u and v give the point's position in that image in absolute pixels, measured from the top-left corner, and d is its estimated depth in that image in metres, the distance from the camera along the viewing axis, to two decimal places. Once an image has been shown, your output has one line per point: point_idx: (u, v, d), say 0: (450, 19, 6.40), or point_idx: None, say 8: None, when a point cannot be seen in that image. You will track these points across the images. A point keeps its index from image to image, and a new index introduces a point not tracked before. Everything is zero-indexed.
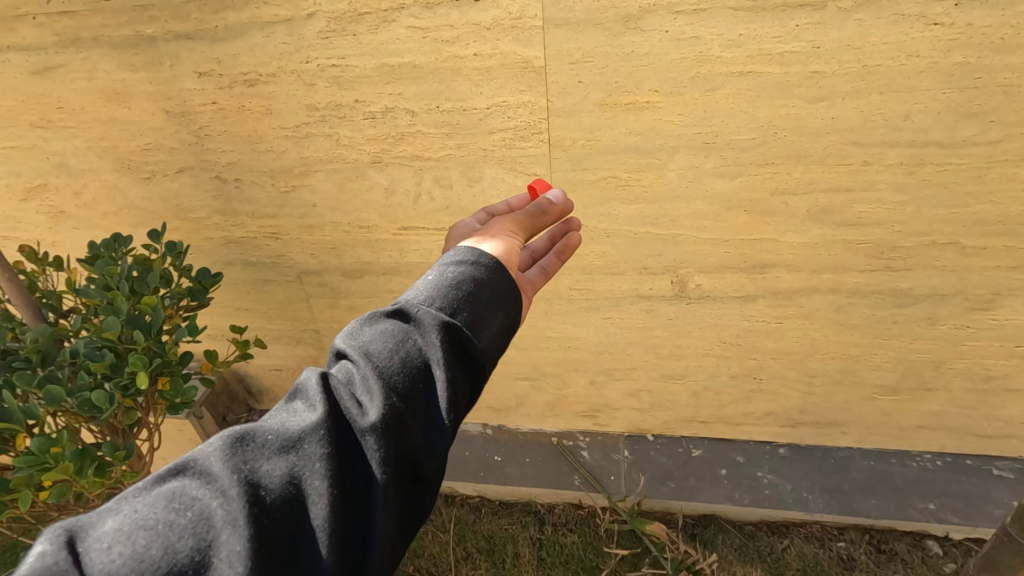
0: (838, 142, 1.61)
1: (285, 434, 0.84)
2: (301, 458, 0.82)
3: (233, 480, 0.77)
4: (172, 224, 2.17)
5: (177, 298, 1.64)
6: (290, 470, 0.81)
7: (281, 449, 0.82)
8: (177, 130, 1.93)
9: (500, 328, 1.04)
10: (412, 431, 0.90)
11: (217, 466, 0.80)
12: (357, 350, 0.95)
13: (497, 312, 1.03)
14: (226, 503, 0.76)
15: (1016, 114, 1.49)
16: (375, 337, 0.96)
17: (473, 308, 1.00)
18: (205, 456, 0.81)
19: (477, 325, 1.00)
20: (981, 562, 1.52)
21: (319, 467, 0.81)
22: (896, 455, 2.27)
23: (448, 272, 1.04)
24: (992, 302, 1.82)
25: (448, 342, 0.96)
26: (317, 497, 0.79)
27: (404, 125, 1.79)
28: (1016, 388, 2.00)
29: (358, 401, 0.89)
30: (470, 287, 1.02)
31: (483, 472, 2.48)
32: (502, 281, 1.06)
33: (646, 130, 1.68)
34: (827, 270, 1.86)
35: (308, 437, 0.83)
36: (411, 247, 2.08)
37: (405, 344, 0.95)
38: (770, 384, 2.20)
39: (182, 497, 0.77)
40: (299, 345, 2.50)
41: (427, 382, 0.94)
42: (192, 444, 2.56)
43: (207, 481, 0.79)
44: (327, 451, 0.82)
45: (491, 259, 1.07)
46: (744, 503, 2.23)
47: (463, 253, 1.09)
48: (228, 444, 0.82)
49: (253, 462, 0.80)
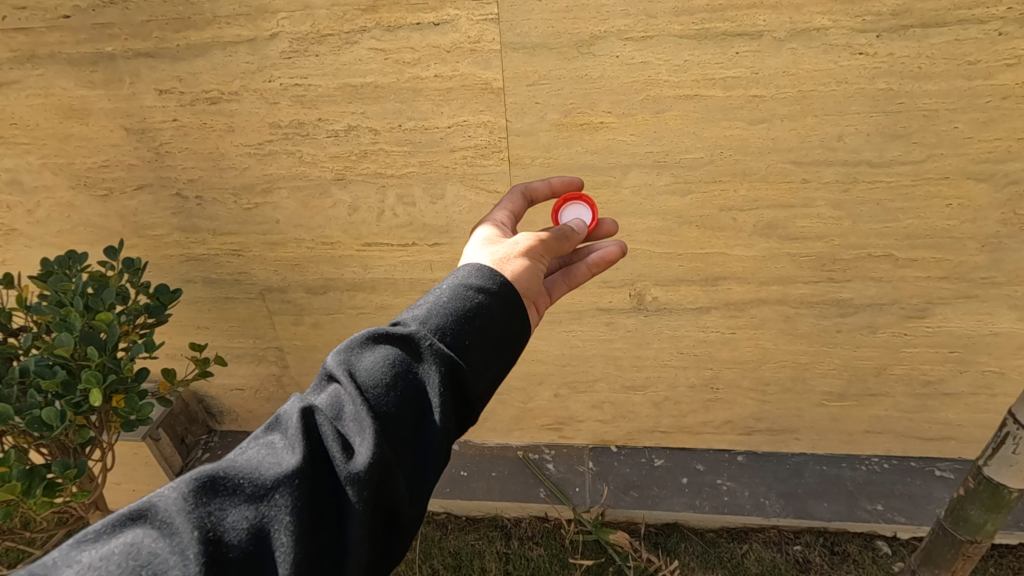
0: (779, 160, 1.71)
1: (259, 481, 0.80)
2: (268, 510, 0.78)
3: (194, 537, 0.73)
4: (130, 241, 2.14)
5: (134, 314, 1.62)
6: (256, 523, 0.77)
7: (248, 498, 0.79)
8: (137, 147, 1.92)
9: (501, 371, 1.03)
10: (397, 479, 0.86)
11: (179, 518, 0.76)
12: (353, 379, 0.92)
13: (499, 347, 1.02)
14: (183, 561, 0.72)
15: (936, 137, 1.62)
16: (373, 365, 0.93)
17: (476, 346, 0.99)
18: (168, 503, 0.78)
19: (478, 365, 0.98)
20: (920, 557, 1.57)
21: (291, 522, 0.78)
22: (846, 459, 2.37)
23: (457, 299, 1.02)
24: (926, 310, 1.95)
25: (448, 381, 0.95)
26: (284, 553, 0.76)
27: (367, 143, 1.83)
28: (952, 392, 2.14)
29: (342, 444, 0.86)
30: (481, 323, 1.00)
31: (449, 487, 2.47)
32: (512, 318, 1.04)
33: (601, 149, 1.76)
34: (775, 282, 1.96)
35: (283, 485, 0.80)
36: (375, 264, 2.10)
37: (400, 380, 0.92)
38: (726, 393, 2.28)
39: (139, 553, 0.73)
40: (261, 363, 2.47)
41: (422, 420, 0.92)
42: (148, 468, 2.47)
43: (166, 533, 0.75)
44: (299, 504, 0.79)
45: (504, 291, 1.05)
46: (704, 510, 2.29)
47: (476, 275, 1.07)
48: (194, 491, 0.78)
49: (219, 514, 0.77)
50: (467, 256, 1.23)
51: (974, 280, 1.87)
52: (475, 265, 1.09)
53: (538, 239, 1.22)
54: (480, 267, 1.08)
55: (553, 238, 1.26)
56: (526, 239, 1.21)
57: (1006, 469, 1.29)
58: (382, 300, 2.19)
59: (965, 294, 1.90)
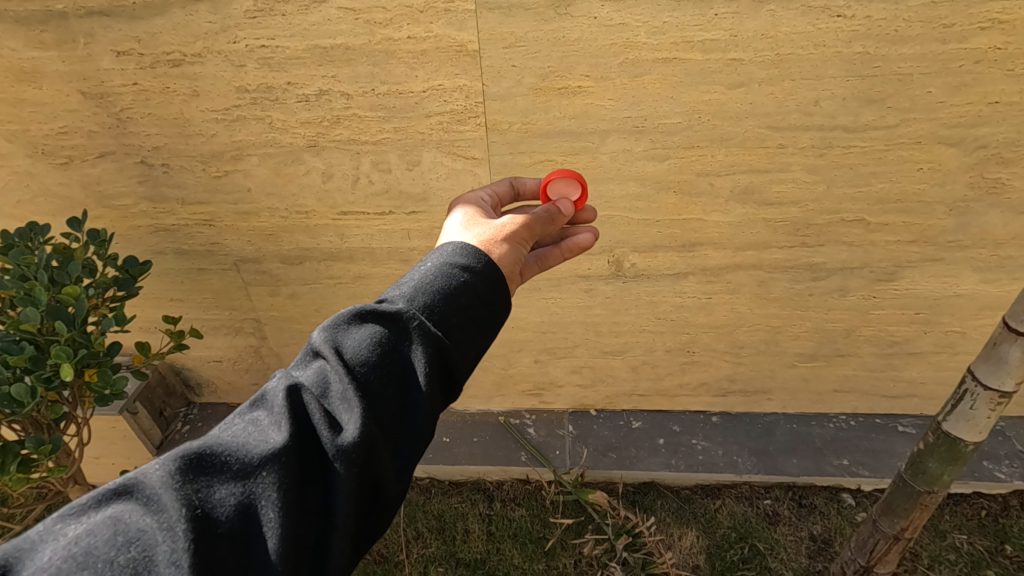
0: (756, 126, 1.72)
1: (245, 458, 0.80)
2: (256, 487, 0.78)
3: (180, 513, 0.73)
4: (95, 211, 2.07)
5: (103, 288, 1.57)
6: (243, 499, 0.77)
7: (235, 475, 0.79)
8: (96, 112, 1.84)
9: (484, 350, 1.04)
10: (382, 456, 0.87)
11: (166, 494, 0.75)
12: (340, 357, 0.91)
13: (482, 326, 1.02)
14: (171, 536, 0.72)
15: (910, 101, 1.63)
16: (361, 343, 0.93)
17: (460, 324, 0.99)
18: (154, 479, 0.77)
19: (461, 344, 0.99)
20: (881, 507, 1.65)
21: (278, 497, 0.78)
22: (815, 417, 2.46)
23: (444, 276, 1.02)
24: (894, 273, 2.01)
25: (434, 359, 0.95)
26: (271, 529, 0.76)
27: (339, 108, 1.78)
28: (916, 352, 2.22)
29: (328, 421, 0.86)
30: (466, 303, 1.00)
31: (431, 453, 2.49)
32: (497, 297, 1.05)
33: (579, 114, 1.73)
34: (750, 247, 1.99)
35: (270, 462, 0.80)
36: (351, 233, 2.07)
37: (386, 358, 0.92)
38: (702, 357, 2.33)
39: (126, 530, 0.73)
40: (239, 335, 2.44)
41: (408, 397, 0.93)
42: (126, 442, 2.44)
43: (153, 509, 0.75)
44: (287, 480, 0.79)
45: (489, 269, 1.06)
46: (680, 468, 2.34)
47: (461, 253, 1.07)
48: (180, 468, 0.78)
49: (207, 490, 0.77)
50: (446, 235, 1.21)
51: (941, 243, 1.92)
52: (461, 245, 1.09)
53: (523, 222, 1.21)
54: (466, 247, 1.09)
55: (537, 221, 1.25)
56: (511, 221, 1.20)
57: (963, 424, 1.36)
58: (360, 269, 2.17)
59: (931, 257, 1.96)
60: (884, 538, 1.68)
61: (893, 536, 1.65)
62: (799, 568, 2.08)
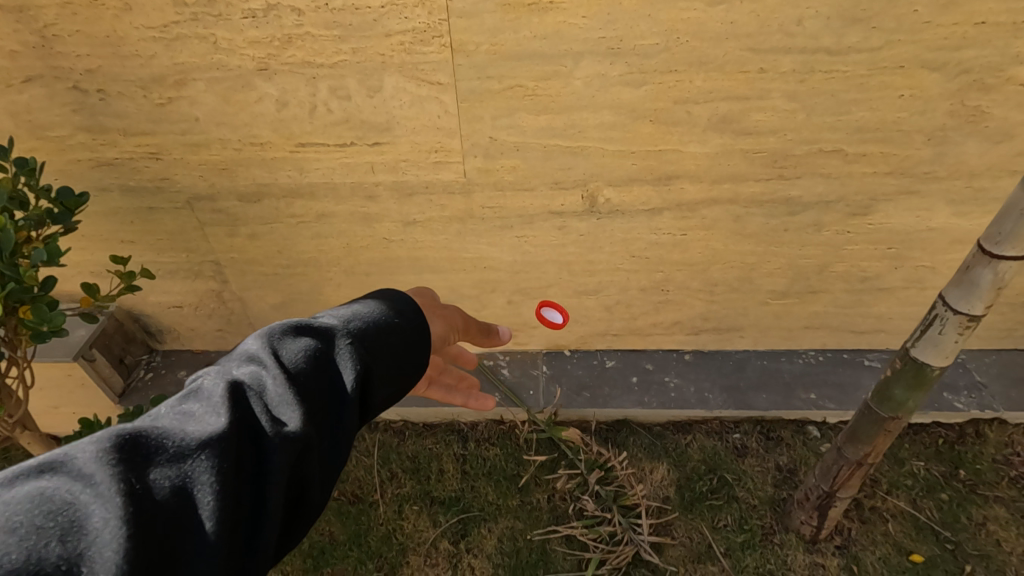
0: (736, 48, 1.63)
1: (182, 442, 0.79)
2: (192, 468, 0.77)
3: (117, 485, 0.72)
4: (27, 144, 1.90)
5: (35, 220, 1.45)
6: (178, 480, 0.76)
7: (173, 456, 0.78)
8: (17, 29, 1.67)
9: (412, 384, 1.07)
10: (312, 456, 0.88)
11: (101, 467, 0.73)
12: (277, 360, 0.93)
13: (410, 351, 1.06)
14: (108, 510, 0.70)
15: (895, 21, 1.56)
16: (299, 352, 0.95)
17: (390, 352, 1.03)
18: (85, 454, 0.75)
19: (392, 365, 1.03)
20: (846, 435, 1.69)
21: (215, 480, 0.77)
22: (785, 353, 2.49)
23: (383, 311, 1.07)
24: (869, 207, 1.99)
25: (368, 373, 0.99)
26: (205, 511, 0.75)
27: (291, 25, 1.63)
28: (886, 287, 2.24)
29: (264, 415, 0.87)
30: (399, 335, 1.05)
31: (405, 395, 2.47)
32: (425, 333, 1.09)
33: (550, 34, 1.62)
34: (727, 181, 1.94)
35: (207, 446, 0.79)
36: (311, 167, 1.95)
37: (323, 366, 0.95)
38: (676, 295, 2.31)
39: (52, 505, 0.70)
40: (199, 279, 2.33)
41: (339, 405, 0.94)
42: (86, 391, 2.36)
43: (82, 481, 0.72)
44: (224, 464, 0.79)
45: (418, 314, 1.11)
46: (652, 405, 2.36)
47: (396, 298, 1.12)
48: (116, 445, 0.76)
49: (143, 471, 0.76)
50: None
51: (918, 175, 1.89)
52: (390, 292, 1.14)
53: None
54: (397, 293, 1.13)
55: None
56: None
57: (931, 350, 1.37)
58: (322, 207, 2.07)
59: (907, 190, 1.94)
60: (848, 464, 1.72)
61: (856, 462, 1.69)
62: (765, 496, 2.14)
